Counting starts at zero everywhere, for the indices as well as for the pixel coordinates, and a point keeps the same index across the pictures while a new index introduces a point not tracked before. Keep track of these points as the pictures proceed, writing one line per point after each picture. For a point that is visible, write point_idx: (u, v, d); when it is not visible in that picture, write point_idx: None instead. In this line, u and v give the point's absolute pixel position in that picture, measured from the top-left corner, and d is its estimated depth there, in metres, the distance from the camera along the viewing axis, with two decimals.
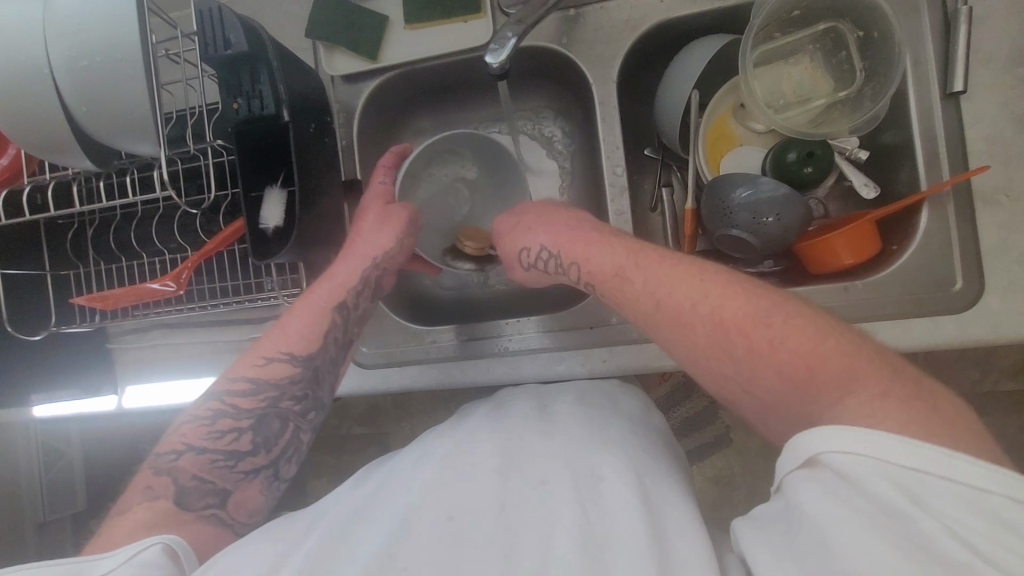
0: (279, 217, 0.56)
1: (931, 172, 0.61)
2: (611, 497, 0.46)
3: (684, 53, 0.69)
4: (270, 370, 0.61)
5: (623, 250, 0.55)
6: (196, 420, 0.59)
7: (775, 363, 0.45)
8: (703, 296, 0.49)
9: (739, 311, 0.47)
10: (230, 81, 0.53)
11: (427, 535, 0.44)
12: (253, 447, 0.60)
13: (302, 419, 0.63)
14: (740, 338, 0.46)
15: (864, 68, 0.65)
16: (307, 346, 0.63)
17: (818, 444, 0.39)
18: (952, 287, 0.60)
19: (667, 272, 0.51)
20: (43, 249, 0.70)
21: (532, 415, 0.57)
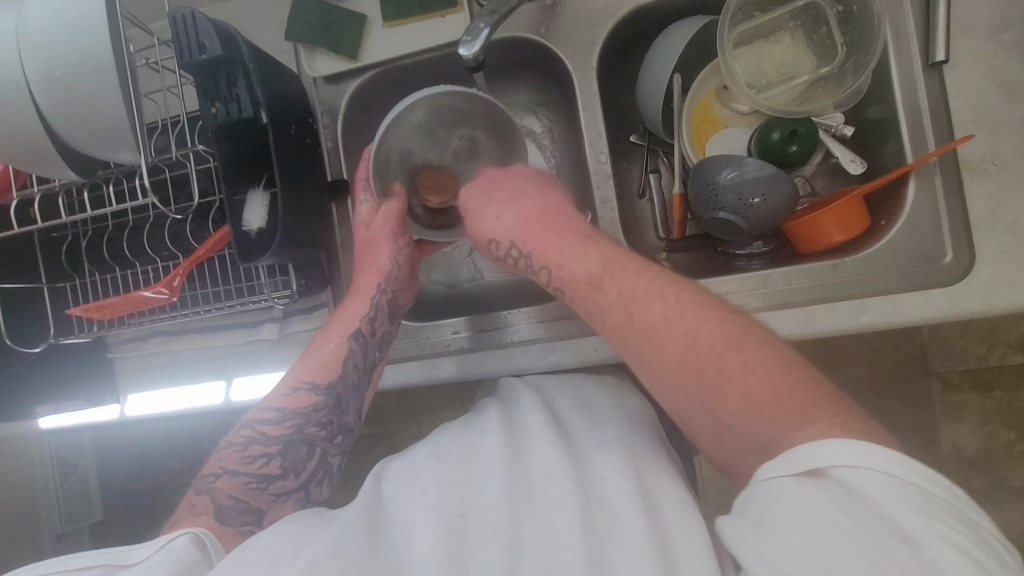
0: (262, 219, 0.56)
1: (916, 144, 0.60)
2: (614, 494, 0.46)
3: (663, 36, 0.68)
4: (296, 400, 0.63)
5: (597, 258, 0.54)
6: (231, 446, 0.61)
7: (742, 391, 0.43)
8: (678, 315, 0.47)
9: (712, 333, 0.45)
10: (208, 86, 0.53)
11: (438, 532, 0.44)
12: (282, 471, 0.61)
13: (330, 443, 0.65)
14: (710, 358, 0.45)
15: (845, 43, 0.64)
16: (329, 374, 0.64)
17: (829, 457, 0.37)
18: (942, 259, 0.59)
19: (645, 288, 0.50)
20: (37, 262, 0.71)
21: (541, 411, 0.57)
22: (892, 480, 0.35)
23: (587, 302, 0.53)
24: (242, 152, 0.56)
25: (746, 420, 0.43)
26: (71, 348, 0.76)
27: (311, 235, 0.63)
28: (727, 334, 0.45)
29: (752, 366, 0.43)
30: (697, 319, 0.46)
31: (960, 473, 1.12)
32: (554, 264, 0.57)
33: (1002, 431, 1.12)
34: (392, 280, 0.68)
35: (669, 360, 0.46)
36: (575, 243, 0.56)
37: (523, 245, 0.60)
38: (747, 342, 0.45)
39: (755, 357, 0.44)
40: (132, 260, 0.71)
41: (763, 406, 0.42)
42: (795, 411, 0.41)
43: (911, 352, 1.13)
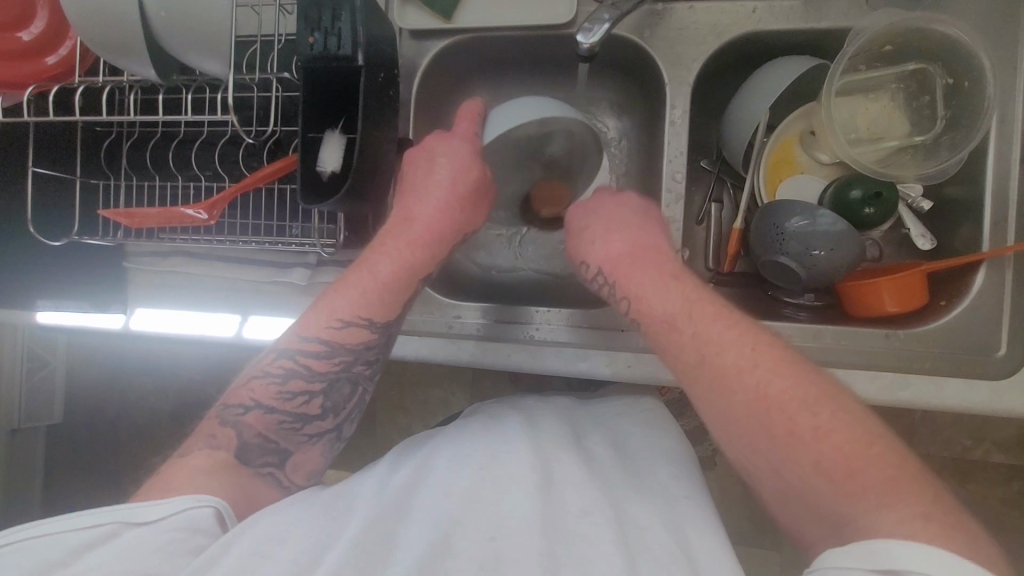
0: (336, 162, 0.54)
1: (995, 234, 0.60)
2: (652, 548, 0.43)
3: (765, 68, 0.66)
4: (346, 335, 0.59)
5: (678, 295, 0.55)
6: (266, 378, 0.58)
7: (827, 454, 0.42)
8: (750, 366, 0.48)
9: (785, 392, 0.46)
10: (310, 12, 0.51)
11: (468, 556, 0.42)
12: (321, 411, 0.59)
13: (370, 382, 0.63)
14: (785, 418, 0.45)
15: (945, 116, 0.63)
16: (386, 313, 0.60)
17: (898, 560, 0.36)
18: (996, 353, 0.59)
19: (719, 333, 0.50)
20: (75, 154, 0.68)
21: (568, 438, 0.54)
22: None
23: (663, 339, 0.54)
24: (327, 90, 0.54)
25: (826, 484, 0.42)
26: (88, 249, 0.72)
27: (374, 191, 0.61)
28: (805, 391, 0.45)
29: (826, 432, 0.43)
30: (771, 371, 0.47)
31: None
32: (635, 296, 0.58)
33: None
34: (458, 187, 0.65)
35: (738, 408, 0.47)
36: (648, 274, 0.58)
37: (613, 269, 0.62)
38: (821, 406, 0.44)
39: (830, 423, 0.43)
40: (176, 173, 0.68)
41: (832, 472, 0.42)
42: (862, 490, 0.40)
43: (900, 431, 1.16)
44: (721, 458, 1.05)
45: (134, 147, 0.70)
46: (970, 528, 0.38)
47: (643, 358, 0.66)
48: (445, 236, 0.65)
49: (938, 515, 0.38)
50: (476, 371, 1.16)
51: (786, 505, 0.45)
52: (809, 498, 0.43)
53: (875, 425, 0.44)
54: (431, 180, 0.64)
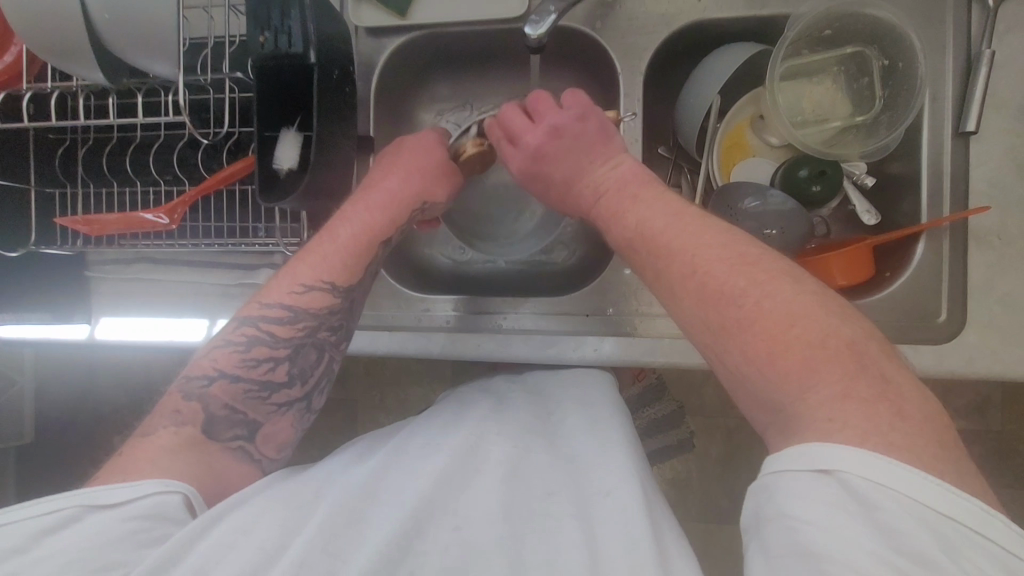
0: (294, 159, 0.55)
1: (933, 206, 0.63)
2: (615, 511, 0.44)
3: (713, 55, 0.69)
4: (308, 299, 0.59)
5: (642, 210, 0.55)
6: (228, 346, 0.57)
7: (762, 342, 0.43)
8: (699, 264, 0.48)
9: (733, 283, 0.45)
10: (259, 12, 0.51)
11: (438, 543, 0.43)
12: (288, 378, 0.59)
13: (336, 349, 0.63)
14: (729, 308, 0.45)
15: (883, 96, 0.66)
16: (349, 278, 0.61)
17: (839, 462, 0.36)
18: (936, 319, 0.63)
19: (675, 238, 0.50)
20: (29, 163, 0.67)
21: (535, 424, 0.56)
22: (905, 503, 0.34)
23: (629, 222, 0.55)
24: (283, 89, 0.54)
25: (761, 374, 0.43)
26: (48, 260, 0.71)
27: (337, 188, 0.61)
28: (744, 284, 0.45)
29: (764, 319, 0.43)
30: (720, 267, 0.47)
31: None
32: (606, 178, 0.61)
33: None
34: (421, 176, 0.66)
35: (689, 310, 0.47)
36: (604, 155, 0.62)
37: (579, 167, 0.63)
38: (764, 293, 0.44)
39: (776, 306, 0.43)
40: (133, 178, 0.67)
41: (767, 357, 0.42)
42: (785, 374, 0.41)
43: None
44: (696, 438, 1.09)
45: (90, 154, 0.69)
46: (893, 401, 0.39)
47: (609, 340, 0.68)
48: (404, 206, 0.65)
49: (866, 388, 0.39)
50: (454, 365, 1.17)
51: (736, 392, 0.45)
52: (750, 381, 0.44)
53: (820, 300, 0.44)
54: (397, 165, 0.66)
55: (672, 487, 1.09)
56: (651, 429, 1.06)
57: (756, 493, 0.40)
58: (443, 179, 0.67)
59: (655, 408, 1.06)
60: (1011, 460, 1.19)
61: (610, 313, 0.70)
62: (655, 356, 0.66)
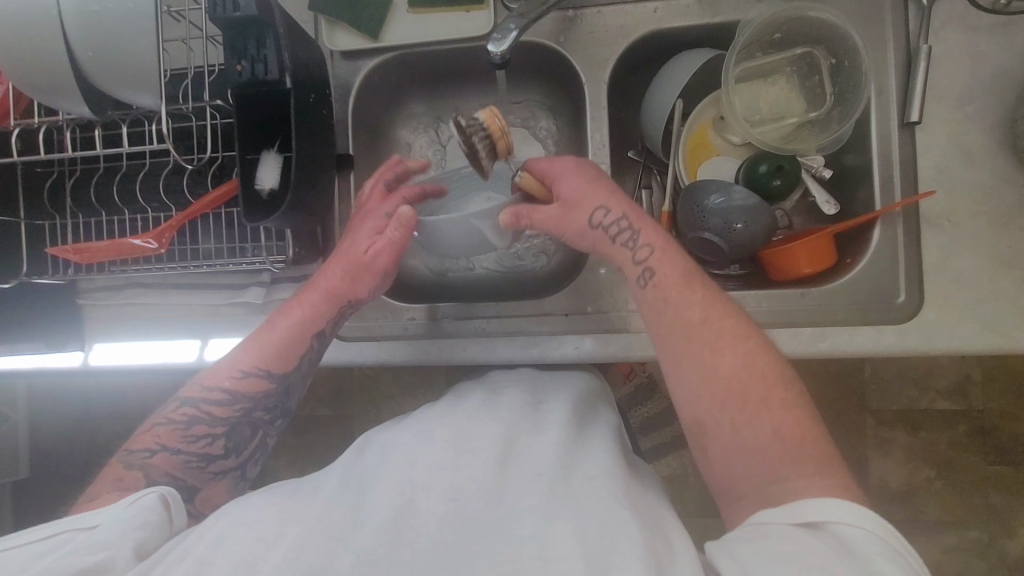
0: (274, 180, 0.57)
1: (885, 193, 0.67)
2: (604, 495, 0.46)
3: (671, 62, 0.72)
4: (243, 385, 0.61)
5: (684, 268, 0.58)
6: (170, 424, 0.59)
7: (775, 420, 0.50)
8: (741, 342, 0.53)
9: (767, 366, 0.52)
10: (236, 43, 0.54)
11: (430, 516, 0.45)
12: (225, 450, 0.61)
13: (271, 424, 0.64)
14: (757, 388, 0.51)
15: (833, 93, 0.70)
16: (281, 363, 0.62)
17: (823, 511, 0.44)
18: (895, 300, 0.66)
19: (719, 309, 0.55)
20: (19, 196, 0.69)
21: (526, 409, 0.58)
22: (876, 536, 0.42)
23: (672, 297, 0.56)
24: (263, 112, 0.57)
25: (770, 447, 0.49)
26: (40, 289, 0.73)
27: (319, 206, 0.64)
28: (779, 376, 0.52)
29: (790, 404, 0.51)
30: (758, 353, 0.53)
31: (882, 503, 1.24)
32: (658, 246, 0.59)
33: (923, 469, 1.24)
34: (363, 292, 0.64)
35: (722, 375, 0.52)
36: (668, 244, 0.59)
37: (637, 219, 0.60)
38: (789, 386, 0.52)
39: (792, 400, 0.51)
40: (122, 206, 0.70)
41: (785, 437, 0.49)
42: (787, 455, 0.48)
43: (851, 387, 1.26)
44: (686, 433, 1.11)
45: (78, 185, 0.71)
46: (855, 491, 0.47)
47: (588, 338, 0.70)
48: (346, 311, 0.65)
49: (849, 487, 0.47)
50: (447, 376, 1.20)
51: (730, 458, 0.51)
52: (755, 456, 0.49)
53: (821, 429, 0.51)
54: (344, 279, 0.63)
55: (668, 483, 1.11)
56: (644, 427, 1.08)
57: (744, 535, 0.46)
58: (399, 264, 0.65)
59: (647, 406, 1.07)
60: (996, 435, 1.23)
61: (591, 311, 0.72)
62: (634, 351, 0.69)
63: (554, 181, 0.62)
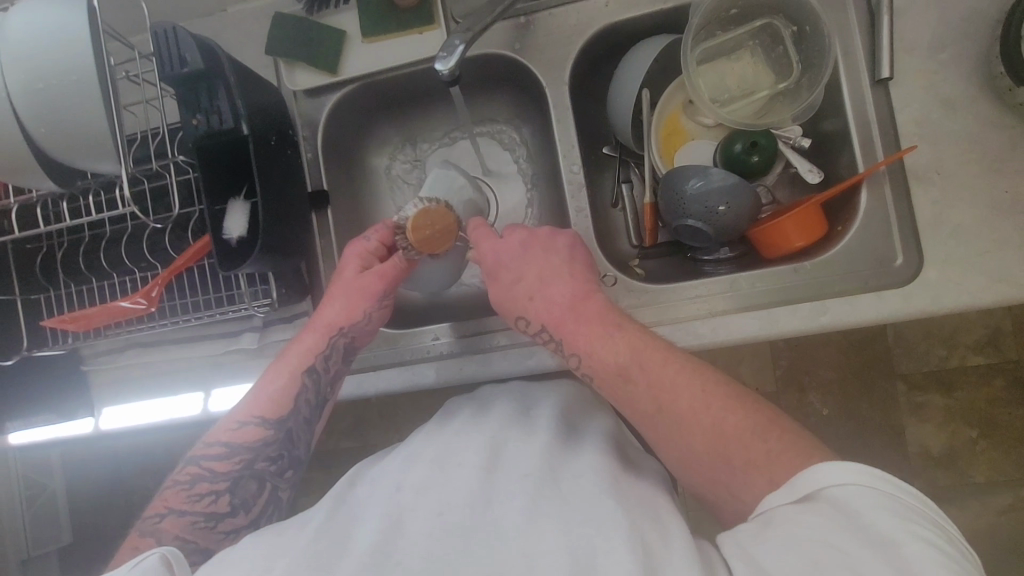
0: (242, 227, 0.58)
1: (866, 154, 0.65)
2: (590, 496, 0.47)
3: (630, 53, 0.72)
4: (244, 434, 0.61)
5: (624, 350, 0.55)
6: (176, 485, 0.59)
7: (757, 454, 0.48)
8: (700, 408, 0.51)
9: (722, 408, 0.51)
10: (189, 98, 0.55)
11: (422, 533, 0.46)
12: (231, 508, 0.59)
13: (280, 478, 0.62)
14: (722, 428, 0.50)
15: (800, 60, 0.68)
16: (280, 408, 0.62)
17: (822, 481, 0.44)
18: (894, 262, 0.63)
19: (666, 377, 0.53)
20: (12, 274, 0.71)
21: (513, 416, 0.60)
22: (881, 499, 0.41)
23: (615, 388, 0.55)
24: (223, 161, 0.58)
25: (757, 482, 0.48)
26: (45, 361, 0.75)
27: (296, 244, 0.64)
28: (743, 418, 0.50)
29: (766, 439, 0.49)
30: (710, 402, 0.51)
31: (926, 471, 1.19)
32: (583, 352, 0.57)
33: (965, 430, 1.19)
34: (355, 325, 0.65)
35: (695, 441, 0.51)
36: (595, 328, 0.57)
37: (556, 331, 0.59)
38: (758, 422, 0.50)
39: (768, 433, 0.49)
40: (110, 271, 0.71)
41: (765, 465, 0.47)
42: (773, 483, 0.47)
43: (876, 355, 1.22)
44: None
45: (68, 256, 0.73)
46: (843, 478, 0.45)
47: None
48: (343, 344, 0.65)
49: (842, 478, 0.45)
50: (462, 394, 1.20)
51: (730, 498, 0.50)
52: (747, 494, 0.48)
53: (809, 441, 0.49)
54: (338, 310, 0.65)
55: None
56: None
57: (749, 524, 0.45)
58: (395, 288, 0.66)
59: None
60: None
61: None
62: None
63: (497, 281, 0.63)
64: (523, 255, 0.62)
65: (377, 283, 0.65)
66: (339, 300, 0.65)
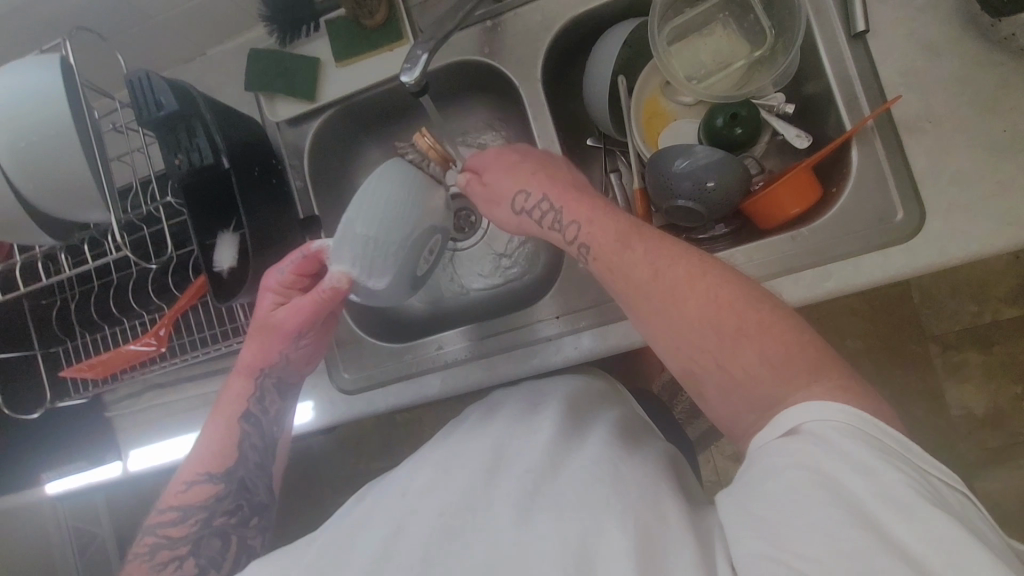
0: (231, 258, 0.59)
1: (852, 111, 0.63)
2: (589, 488, 0.47)
3: (600, 42, 0.71)
4: (193, 493, 0.59)
5: (625, 223, 0.54)
6: (136, 558, 0.57)
7: (756, 348, 0.46)
8: (701, 275, 0.49)
9: (739, 298, 0.47)
10: (169, 139, 0.57)
11: (421, 535, 0.47)
12: (200, 569, 0.58)
13: (246, 526, 0.61)
14: (730, 319, 0.47)
15: (772, 26, 0.67)
16: (225, 459, 0.61)
17: (800, 416, 0.41)
18: (896, 217, 0.61)
19: (669, 269, 0.50)
20: (30, 329, 0.74)
21: (518, 415, 0.60)
22: (855, 430, 0.39)
23: (614, 262, 0.53)
24: (209, 197, 0.59)
25: (762, 374, 0.45)
26: (70, 411, 0.77)
27: None
28: (756, 301, 0.47)
29: (771, 326, 0.46)
30: (726, 285, 0.48)
31: (973, 432, 1.14)
32: (585, 220, 0.56)
33: (1009, 386, 1.14)
34: (277, 368, 0.64)
35: (691, 312, 0.48)
36: (596, 207, 0.56)
37: (558, 198, 0.58)
38: (768, 308, 0.47)
39: (772, 327, 0.46)
40: (120, 316, 0.73)
41: (773, 359, 0.45)
42: (776, 376, 0.44)
43: (903, 318, 1.17)
44: None
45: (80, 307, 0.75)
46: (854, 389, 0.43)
47: (586, 335, 0.68)
48: (267, 386, 0.64)
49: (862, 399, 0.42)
50: None
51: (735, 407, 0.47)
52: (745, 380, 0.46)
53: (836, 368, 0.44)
54: (259, 354, 0.63)
55: None
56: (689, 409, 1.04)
57: (743, 473, 0.43)
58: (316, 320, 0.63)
59: None
60: None
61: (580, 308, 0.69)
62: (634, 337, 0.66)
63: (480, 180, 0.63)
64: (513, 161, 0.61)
65: (296, 323, 0.62)
66: (258, 344, 0.63)
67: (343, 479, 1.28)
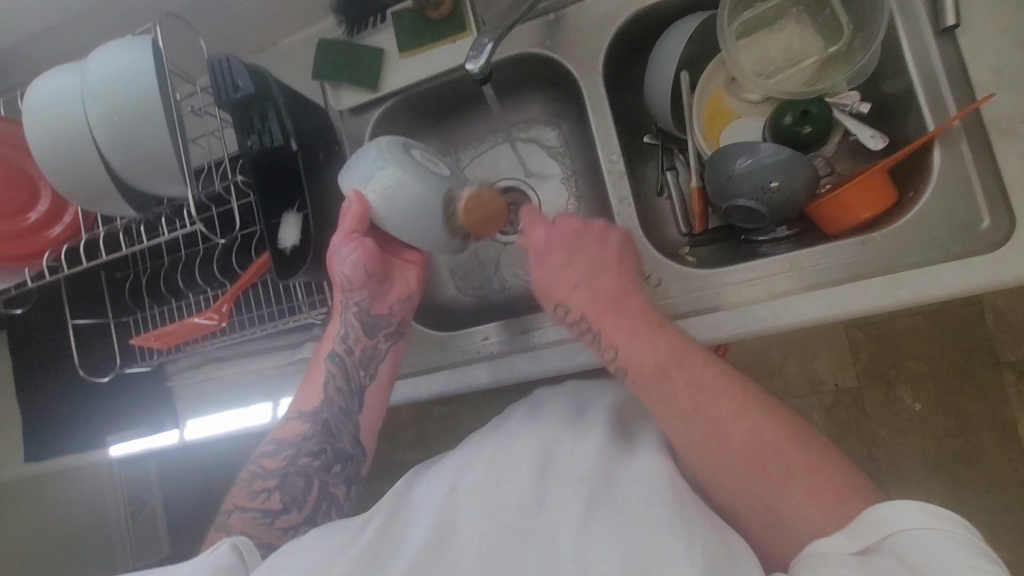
0: (295, 238, 0.62)
1: (936, 111, 0.59)
2: (643, 504, 0.46)
3: (664, 36, 0.70)
4: (287, 429, 0.66)
5: (666, 345, 0.53)
6: (241, 483, 0.64)
7: (806, 485, 0.46)
8: (737, 416, 0.49)
9: (778, 435, 0.48)
10: (243, 121, 0.60)
11: (474, 532, 0.48)
12: (284, 505, 0.63)
13: (328, 473, 0.65)
14: (776, 455, 0.48)
15: (850, 20, 0.64)
16: (314, 399, 0.67)
17: (892, 524, 0.41)
18: (980, 226, 0.57)
19: (716, 409, 0.50)
20: (105, 299, 0.80)
21: (568, 419, 0.58)
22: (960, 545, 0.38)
23: (652, 391, 0.53)
24: (276, 178, 0.62)
25: (809, 515, 0.45)
26: (136, 378, 0.82)
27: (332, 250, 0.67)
28: (797, 444, 0.48)
29: (813, 465, 0.47)
30: (762, 423, 0.49)
31: None
32: (622, 343, 0.55)
33: None
34: (356, 297, 0.66)
35: (733, 471, 0.48)
36: (636, 329, 0.55)
37: (597, 319, 0.58)
38: (804, 445, 0.48)
39: (813, 459, 0.47)
40: (185, 290, 0.76)
41: (828, 498, 0.45)
42: (840, 500, 0.45)
43: (975, 341, 1.10)
44: None
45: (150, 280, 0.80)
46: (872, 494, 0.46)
47: None
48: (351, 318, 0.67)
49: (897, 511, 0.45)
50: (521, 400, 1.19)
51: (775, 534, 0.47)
52: (795, 517, 0.46)
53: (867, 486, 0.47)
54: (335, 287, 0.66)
55: None
56: None
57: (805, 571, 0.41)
58: (358, 241, 0.62)
59: None
60: None
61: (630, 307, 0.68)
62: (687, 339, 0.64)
63: (543, 265, 0.62)
64: (574, 249, 0.61)
65: (351, 246, 0.62)
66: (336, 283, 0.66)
67: (379, 467, 1.30)
